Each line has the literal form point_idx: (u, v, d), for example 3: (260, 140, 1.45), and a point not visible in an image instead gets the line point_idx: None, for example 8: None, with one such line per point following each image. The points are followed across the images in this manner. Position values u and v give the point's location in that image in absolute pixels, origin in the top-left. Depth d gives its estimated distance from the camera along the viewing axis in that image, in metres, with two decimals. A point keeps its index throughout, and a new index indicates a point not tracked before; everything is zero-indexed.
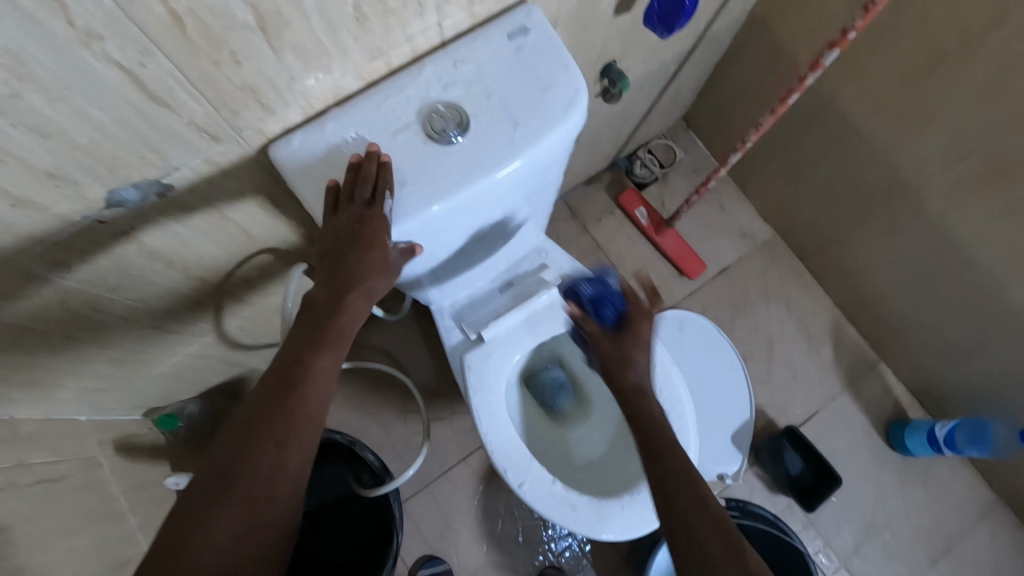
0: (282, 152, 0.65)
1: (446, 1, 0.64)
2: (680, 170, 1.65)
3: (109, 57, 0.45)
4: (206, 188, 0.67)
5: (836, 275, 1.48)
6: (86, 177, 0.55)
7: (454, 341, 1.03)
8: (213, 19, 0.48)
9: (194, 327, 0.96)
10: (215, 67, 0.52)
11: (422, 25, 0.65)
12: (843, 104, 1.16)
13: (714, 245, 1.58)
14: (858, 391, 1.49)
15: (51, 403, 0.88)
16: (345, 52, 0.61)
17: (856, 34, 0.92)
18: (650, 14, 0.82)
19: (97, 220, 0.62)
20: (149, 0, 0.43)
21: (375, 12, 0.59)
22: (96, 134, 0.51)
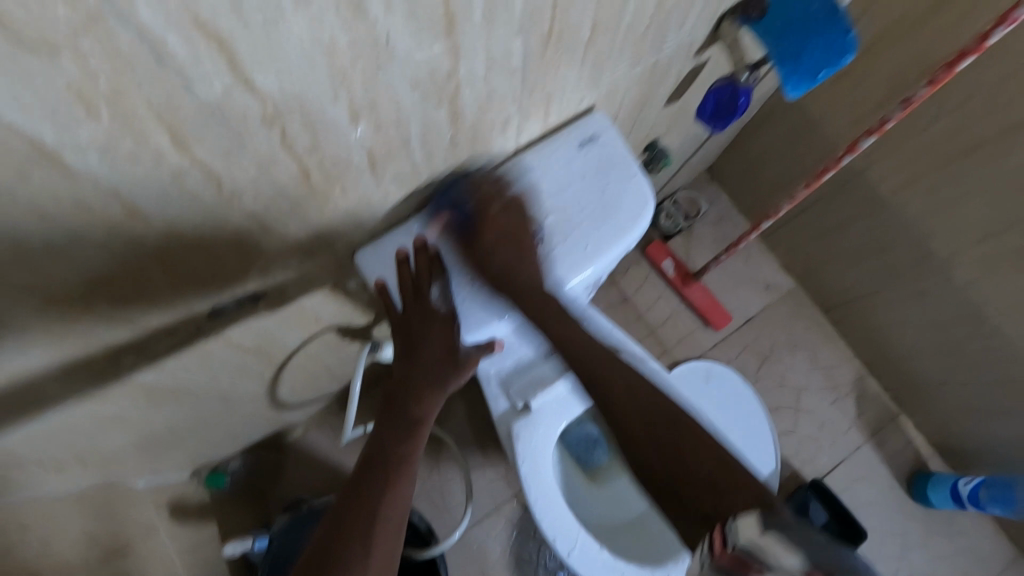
0: (369, 260, 0.69)
1: (527, 119, 0.68)
2: (705, 221, 1.69)
3: (244, 207, 0.49)
4: (294, 289, 0.70)
5: (859, 328, 1.52)
6: (197, 296, 0.58)
7: (501, 409, 1.05)
8: (336, 166, 0.52)
9: (253, 396, 0.98)
10: (327, 199, 0.56)
11: (504, 139, 0.68)
12: (872, 175, 1.21)
13: (739, 296, 1.62)
14: (881, 442, 1.53)
15: (117, 474, 0.90)
16: (435, 169, 0.65)
17: (894, 123, 0.96)
18: (704, 108, 0.86)
19: (196, 328, 0.64)
20: (289, 162, 0.47)
21: (467, 137, 0.63)
22: (217, 263, 0.55)
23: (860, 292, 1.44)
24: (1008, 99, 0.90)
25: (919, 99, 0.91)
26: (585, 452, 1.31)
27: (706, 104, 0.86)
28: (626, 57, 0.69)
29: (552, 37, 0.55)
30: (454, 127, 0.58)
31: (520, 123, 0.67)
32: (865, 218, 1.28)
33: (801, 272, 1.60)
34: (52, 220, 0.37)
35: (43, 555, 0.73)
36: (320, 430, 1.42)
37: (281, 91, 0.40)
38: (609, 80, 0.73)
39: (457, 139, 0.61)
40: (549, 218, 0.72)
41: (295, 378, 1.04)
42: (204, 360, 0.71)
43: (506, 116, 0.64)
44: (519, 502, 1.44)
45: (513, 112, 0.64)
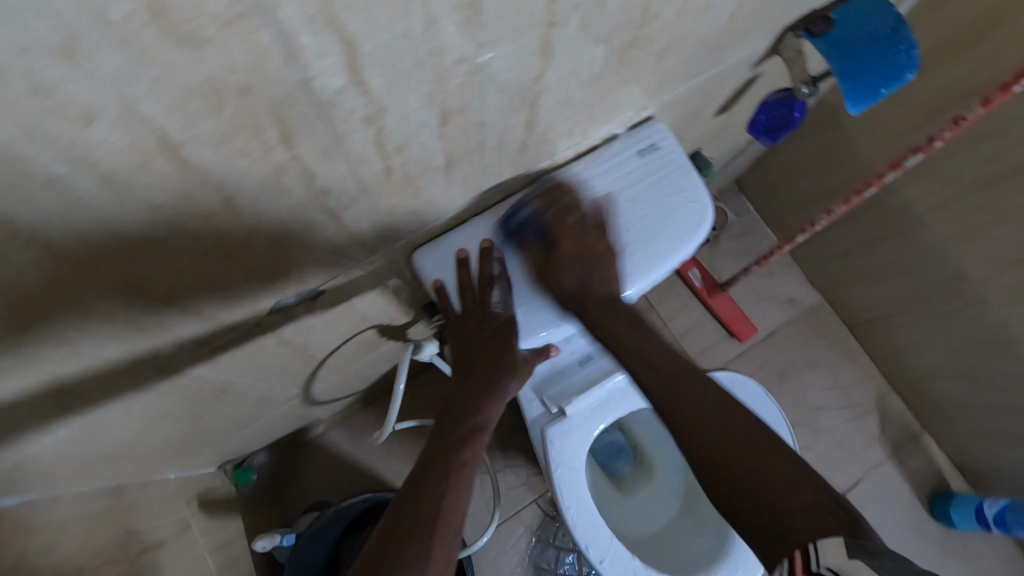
0: (425, 259, 0.70)
1: (590, 126, 0.68)
2: (731, 233, 1.69)
3: (325, 206, 0.49)
4: (348, 288, 0.70)
5: (884, 345, 1.51)
6: (263, 293, 0.58)
7: (535, 413, 1.05)
8: (415, 168, 0.51)
9: (288, 394, 0.98)
10: (399, 200, 0.56)
11: (566, 145, 0.69)
12: (910, 194, 1.20)
13: (763, 309, 1.61)
14: (902, 461, 1.52)
15: (152, 467, 0.90)
16: (500, 174, 0.65)
17: (942, 143, 0.97)
18: (756, 121, 0.87)
19: (253, 324, 0.64)
20: (375, 163, 0.47)
21: (534, 143, 0.63)
22: (287, 261, 0.54)
23: (888, 309, 1.43)
24: None
25: (970, 119, 0.92)
26: (610, 460, 1.29)
27: (758, 116, 0.86)
28: (691, 68, 0.69)
29: (633, 46, 0.55)
30: (526, 133, 0.58)
31: (584, 130, 0.67)
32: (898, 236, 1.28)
33: (826, 287, 1.60)
34: (160, 214, 0.37)
35: (83, 549, 0.73)
36: (341, 429, 1.42)
37: (386, 91, 0.40)
38: (670, 90, 0.73)
39: (527, 144, 0.61)
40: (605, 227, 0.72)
41: (329, 377, 1.03)
42: (255, 357, 0.71)
43: (574, 123, 0.64)
44: (538, 507, 1.44)
45: (581, 119, 0.64)
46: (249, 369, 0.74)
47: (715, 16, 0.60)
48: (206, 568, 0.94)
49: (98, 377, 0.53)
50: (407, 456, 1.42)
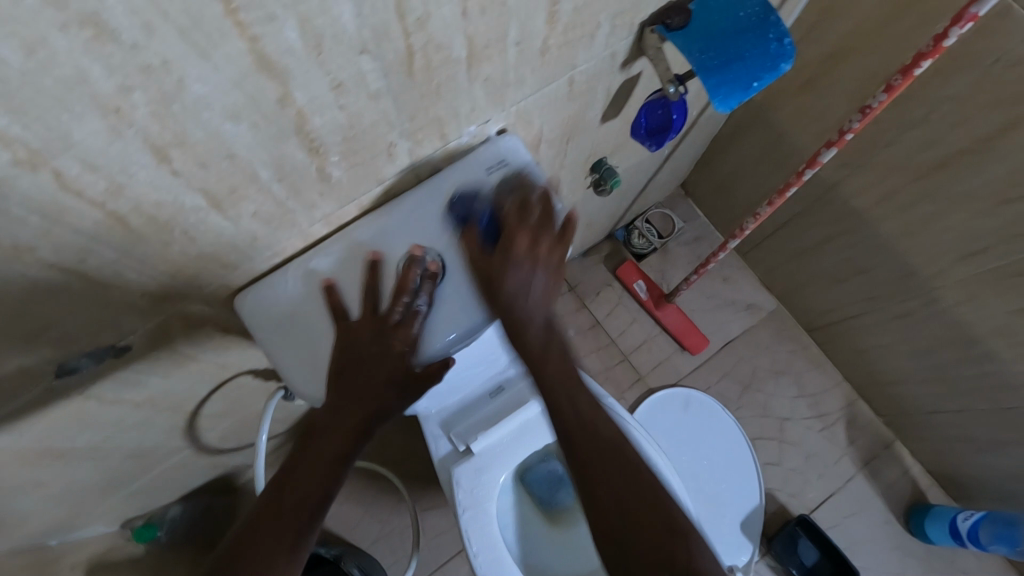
0: (248, 303, 0.62)
1: (418, 144, 0.61)
2: (681, 240, 1.61)
3: (44, 263, 0.43)
4: (169, 341, 0.63)
5: (847, 350, 1.41)
6: (33, 357, 0.52)
7: (443, 451, 0.98)
8: (160, 211, 0.45)
9: (171, 447, 0.92)
10: (164, 246, 0.49)
11: (395, 168, 0.62)
12: (845, 191, 1.12)
13: (718, 318, 1.53)
14: (875, 473, 1.41)
15: (18, 537, 0.84)
16: (312, 206, 0.58)
17: (853, 136, 0.88)
18: (639, 124, 0.78)
19: (48, 389, 0.57)
20: (85, 210, 0.41)
21: (340, 170, 0.56)
22: (38, 323, 0.48)
23: (843, 312, 1.34)
24: (979, 109, 0.81)
25: (878, 108, 0.83)
26: (548, 493, 1.16)
27: (640, 119, 0.77)
28: (528, 76, 0.62)
29: (418, 57, 0.49)
30: (315, 161, 0.52)
31: (409, 151, 0.61)
32: (840, 235, 1.19)
33: (784, 292, 1.50)
34: None
35: None
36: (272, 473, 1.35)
37: (33, 132, 0.34)
38: (518, 100, 0.66)
39: (329, 171, 0.55)
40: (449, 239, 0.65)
41: (221, 424, 0.97)
42: (77, 420, 0.65)
43: (386, 146, 0.57)
44: None
45: (396, 140, 0.57)
46: (81, 431, 0.68)
47: (528, 18, 0.53)
48: None
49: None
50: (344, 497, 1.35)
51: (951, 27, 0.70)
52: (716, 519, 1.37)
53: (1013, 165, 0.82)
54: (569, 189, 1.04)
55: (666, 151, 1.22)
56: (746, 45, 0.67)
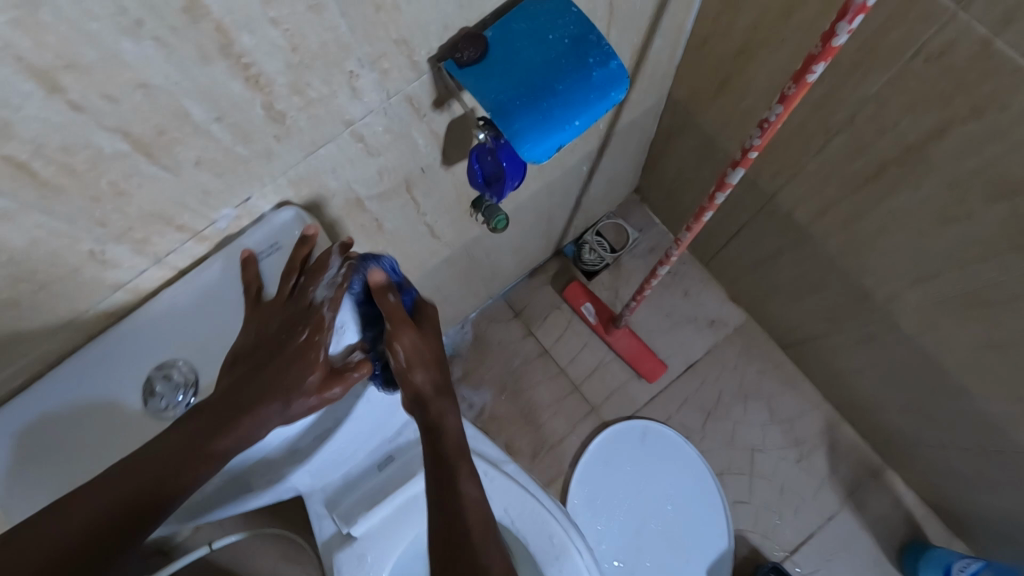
0: None
1: (149, 241, 0.50)
2: (635, 252, 1.46)
3: None
4: None
5: (821, 369, 1.24)
6: None
7: (327, 532, 0.89)
8: None
9: None
10: None
11: (129, 271, 0.52)
12: (786, 203, 0.95)
13: (679, 337, 1.37)
14: (863, 506, 1.25)
15: None
16: (20, 330, 0.49)
17: (759, 153, 0.72)
18: (475, 172, 0.64)
19: None
20: None
21: (32, 291, 0.46)
22: None
23: (811, 330, 1.17)
24: (908, 110, 0.66)
25: (776, 122, 0.67)
26: None
27: (474, 166, 0.64)
28: (281, 145, 0.51)
29: (44, 164, 0.38)
30: None
31: (139, 251, 0.50)
32: (791, 250, 1.03)
33: (750, 305, 1.34)
34: None
35: None
36: None
37: None
38: (287, 170, 0.54)
39: (10, 297, 0.45)
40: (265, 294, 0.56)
41: None
42: None
43: (86, 254, 0.47)
44: None
45: (100, 246, 0.47)
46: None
47: (213, 90, 0.42)
48: None
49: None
50: None
51: (836, 22, 0.54)
52: (678, 566, 1.24)
53: (958, 176, 0.66)
54: (456, 229, 0.92)
55: (584, 166, 1.08)
56: (560, 74, 0.53)
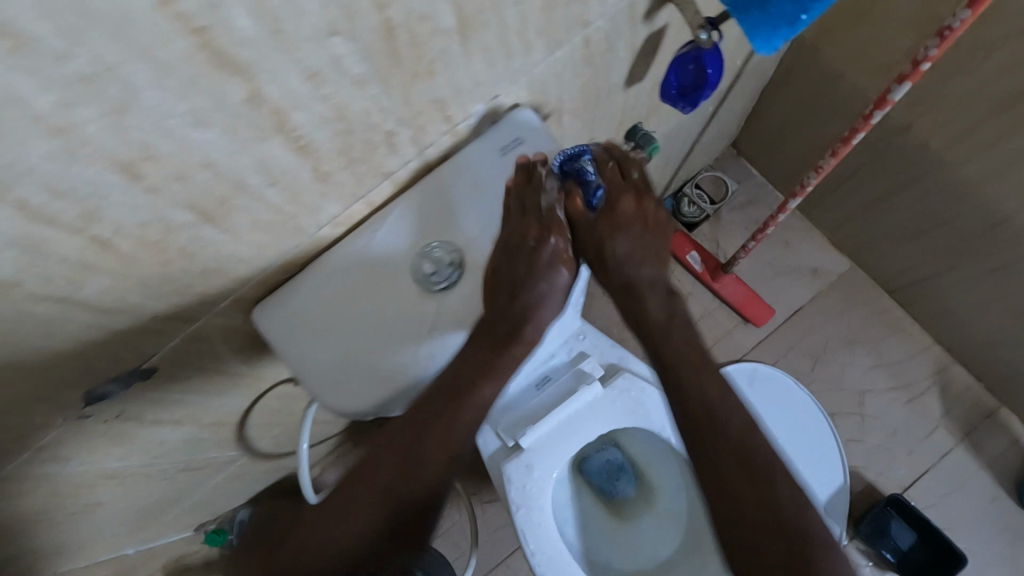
0: (269, 313, 0.60)
1: (421, 131, 0.56)
2: (734, 204, 1.48)
3: (39, 295, 0.41)
4: (192, 356, 0.62)
5: (936, 310, 1.26)
6: (58, 389, 0.52)
7: (491, 447, 0.94)
8: (148, 230, 0.43)
9: (230, 457, 0.95)
10: (166, 265, 0.47)
11: (400, 159, 0.57)
12: (923, 133, 0.97)
13: (783, 286, 1.40)
14: (977, 444, 1.27)
15: (90, 550, 0.87)
16: (316, 208, 0.55)
17: (931, 64, 0.75)
18: (671, 83, 0.70)
19: (85, 416, 0.58)
20: (66, 237, 0.39)
21: (339, 167, 0.52)
22: (59, 356, 0.48)
23: (931, 268, 1.18)
24: None
25: (960, 28, 0.70)
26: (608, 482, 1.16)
27: (670, 78, 0.69)
28: (535, 42, 0.56)
29: (399, 32, 0.43)
30: (311, 158, 0.49)
31: (411, 140, 0.56)
32: (919, 182, 1.05)
33: (856, 250, 1.36)
34: None
35: None
36: (332, 470, 1.39)
37: None
38: (527, 71, 0.59)
39: (323, 173, 0.51)
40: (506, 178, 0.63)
41: (273, 429, 0.98)
42: (118, 441, 0.66)
43: (387, 133, 0.53)
44: None
45: (395, 128, 0.53)
46: (138, 447, 0.69)
47: None
48: None
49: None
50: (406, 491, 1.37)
51: None
52: None
53: None
54: None
55: (710, 108, 1.12)
56: None
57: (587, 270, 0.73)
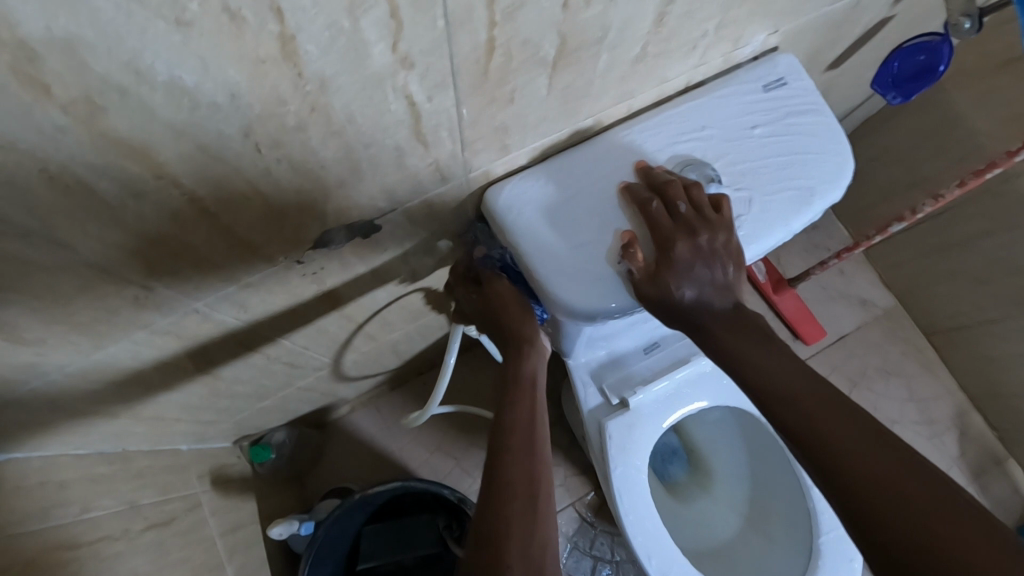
0: (503, 196, 0.57)
1: (715, 43, 0.56)
2: (799, 226, 1.53)
3: (405, 90, 0.38)
4: (406, 226, 0.58)
5: (973, 356, 1.35)
6: (309, 217, 0.47)
7: (592, 402, 0.92)
8: (519, 52, 0.40)
9: (321, 364, 0.89)
10: (489, 104, 0.45)
11: (680, 69, 0.57)
12: None
13: (832, 311, 1.47)
14: (985, 487, 1.36)
15: (162, 434, 0.79)
16: (603, 92, 0.53)
17: None
18: (891, 68, 0.72)
19: (296, 262, 0.53)
20: (477, 29, 0.36)
21: (653, 53, 0.51)
22: (346, 174, 0.44)
23: (982, 314, 1.27)
24: None
25: None
26: (662, 464, 1.17)
27: (894, 62, 0.71)
28: None
29: None
30: (651, 32, 0.47)
31: (703, 49, 0.55)
32: (1004, 232, 1.13)
33: (906, 290, 1.44)
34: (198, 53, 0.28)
35: (84, 517, 0.62)
36: (366, 410, 1.33)
37: None
38: (807, 14, 0.60)
39: (639, 55, 0.50)
40: (711, 118, 0.59)
41: (367, 345, 0.93)
42: (290, 305, 0.60)
43: (699, 33, 0.52)
44: (576, 511, 1.30)
45: (708, 30, 0.52)
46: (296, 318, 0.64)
47: None
48: (216, 552, 0.82)
49: (91, 292, 0.42)
50: (439, 444, 1.32)
51: None
52: None
53: None
54: None
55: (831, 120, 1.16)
56: None
57: (798, 211, 0.57)
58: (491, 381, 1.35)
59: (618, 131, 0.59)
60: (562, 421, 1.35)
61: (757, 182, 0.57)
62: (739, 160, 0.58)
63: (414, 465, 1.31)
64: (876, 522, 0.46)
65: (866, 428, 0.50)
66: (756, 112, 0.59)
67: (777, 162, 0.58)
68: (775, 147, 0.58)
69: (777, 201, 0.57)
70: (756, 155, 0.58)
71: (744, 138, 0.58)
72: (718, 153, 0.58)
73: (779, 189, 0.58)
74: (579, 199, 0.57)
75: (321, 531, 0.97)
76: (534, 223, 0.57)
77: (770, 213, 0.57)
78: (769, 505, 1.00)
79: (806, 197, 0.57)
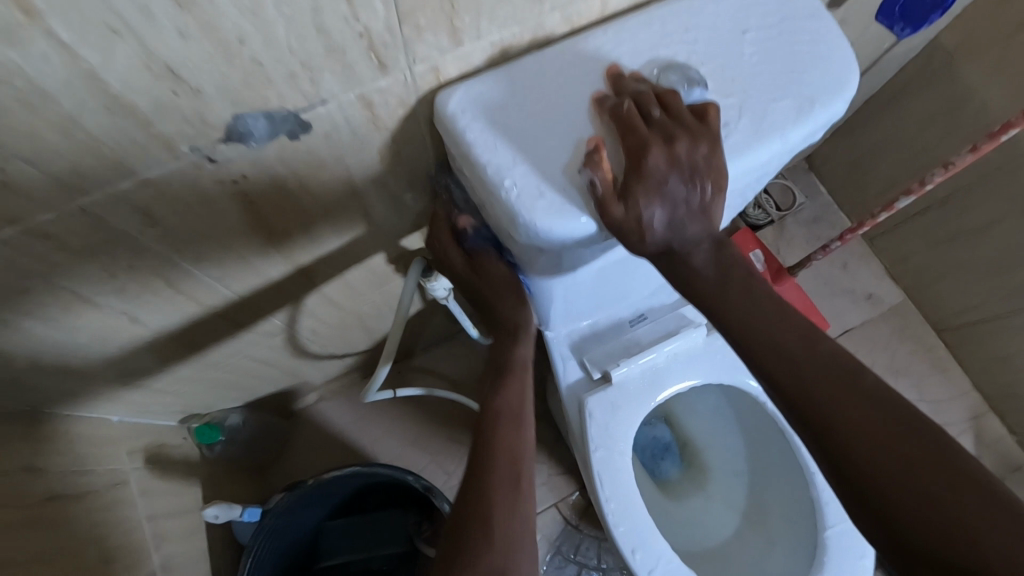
0: (455, 98, 0.50)
1: None
2: (800, 217, 1.46)
3: None
4: (343, 131, 0.54)
5: (989, 354, 1.25)
6: (212, 86, 0.44)
7: (572, 378, 0.83)
8: None
9: (268, 325, 0.81)
10: None
11: None
12: None
13: (836, 304, 1.38)
14: None
15: (87, 385, 0.72)
16: None
17: None
18: None
19: (207, 155, 0.50)
20: None
21: None
22: (252, 28, 0.41)
23: (995, 308, 1.17)
24: None
25: None
26: (653, 460, 1.07)
27: None
28: None
29: None
30: None
31: None
32: (1015, 216, 1.04)
33: (915, 284, 1.35)
34: None
35: None
36: (335, 399, 1.24)
37: None
38: None
39: None
40: (698, 19, 0.52)
41: (324, 310, 0.85)
42: (211, 213, 0.57)
43: None
44: (559, 513, 1.19)
45: None
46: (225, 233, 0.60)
47: None
48: (136, 531, 0.73)
49: None
50: (412, 437, 1.23)
51: None
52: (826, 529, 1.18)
53: None
54: None
55: None
56: None
57: (797, 117, 0.50)
58: (471, 371, 1.26)
59: (591, 33, 0.52)
60: (546, 416, 1.25)
61: (749, 87, 0.50)
62: (729, 63, 0.51)
63: (384, 459, 1.21)
64: (890, 510, 0.44)
65: (883, 407, 0.47)
66: (750, 15, 0.52)
67: (774, 67, 0.51)
68: (772, 53, 0.51)
69: (773, 107, 0.50)
70: (749, 59, 0.51)
71: (734, 42, 0.51)
72: (704, 55, 0.51)
73: (776, 96, 0.50)
74: (545, 101, 0.50)
75: (272, 511, 0.88)
76: (481, 131, 0.49)
77: (765, 119, 0.49)
78: (771, 502, 0.89)
79: (805, 105, 0.50)
